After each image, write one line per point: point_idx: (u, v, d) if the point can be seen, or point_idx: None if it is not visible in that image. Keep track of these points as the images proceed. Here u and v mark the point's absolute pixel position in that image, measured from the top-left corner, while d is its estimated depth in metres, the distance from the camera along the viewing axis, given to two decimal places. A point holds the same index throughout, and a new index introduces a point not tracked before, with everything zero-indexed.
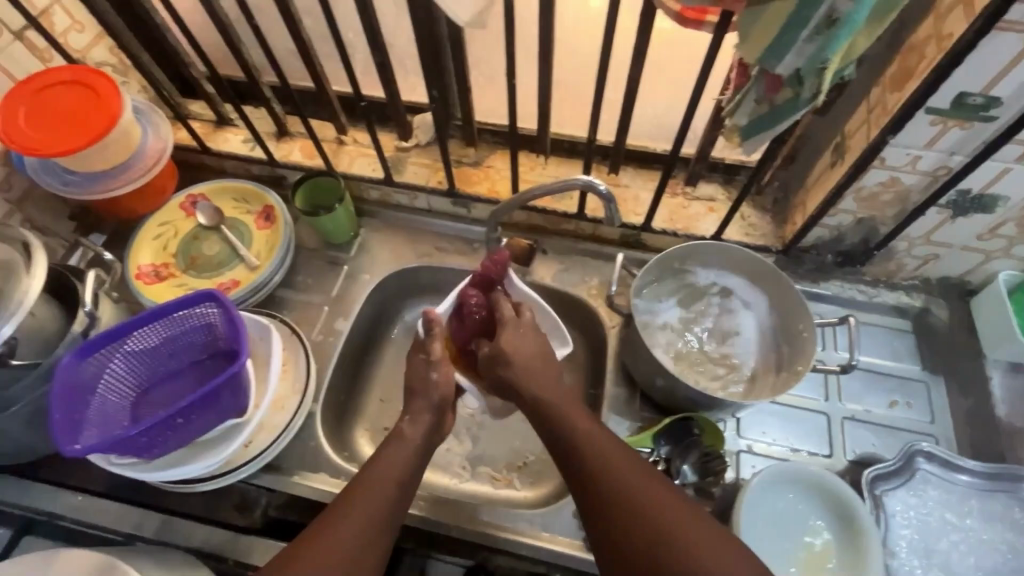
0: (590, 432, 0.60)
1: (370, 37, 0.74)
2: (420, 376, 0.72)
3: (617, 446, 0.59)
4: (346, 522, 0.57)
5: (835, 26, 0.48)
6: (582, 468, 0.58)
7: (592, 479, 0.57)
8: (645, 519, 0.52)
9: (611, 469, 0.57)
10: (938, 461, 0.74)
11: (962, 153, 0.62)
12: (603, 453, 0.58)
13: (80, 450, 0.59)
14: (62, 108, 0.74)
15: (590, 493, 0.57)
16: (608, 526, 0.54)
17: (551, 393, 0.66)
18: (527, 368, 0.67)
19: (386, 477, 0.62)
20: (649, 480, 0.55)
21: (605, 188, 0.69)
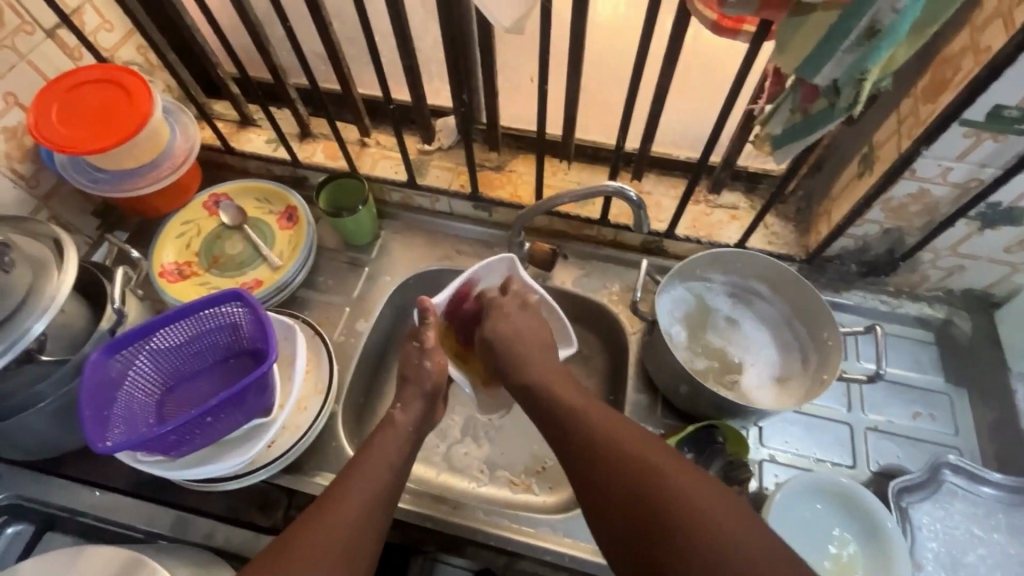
0: (580, 408, 0.62)
1: (401, 41, 0.75)
2: (414, 363, 0.73)
3: (608, 416, 0.61)
4: (344, 504, 0.59)
5: (876, 37, 0.48)
6: (574, 440, 0.60)
7: (585, 446, 0.59)
8: (634, 479, 0.53)
9: (602, 435, 0.58)
10: (964, 474, 0.73)
11: (993, 166, 0.62)
12: (591, 424, 0.60)
13: (110, 448, 0.60)
14: (94, 106, 0.75)
15: (582, 464, 0.58)
16: (604, 494, 0.55)
17: (542, 375, 0.69)
18: (512, 352, 0.72)
19: (380, 460, 0.64)
20: (638, 442, 0.56)
21: (636, 195, 0.69)
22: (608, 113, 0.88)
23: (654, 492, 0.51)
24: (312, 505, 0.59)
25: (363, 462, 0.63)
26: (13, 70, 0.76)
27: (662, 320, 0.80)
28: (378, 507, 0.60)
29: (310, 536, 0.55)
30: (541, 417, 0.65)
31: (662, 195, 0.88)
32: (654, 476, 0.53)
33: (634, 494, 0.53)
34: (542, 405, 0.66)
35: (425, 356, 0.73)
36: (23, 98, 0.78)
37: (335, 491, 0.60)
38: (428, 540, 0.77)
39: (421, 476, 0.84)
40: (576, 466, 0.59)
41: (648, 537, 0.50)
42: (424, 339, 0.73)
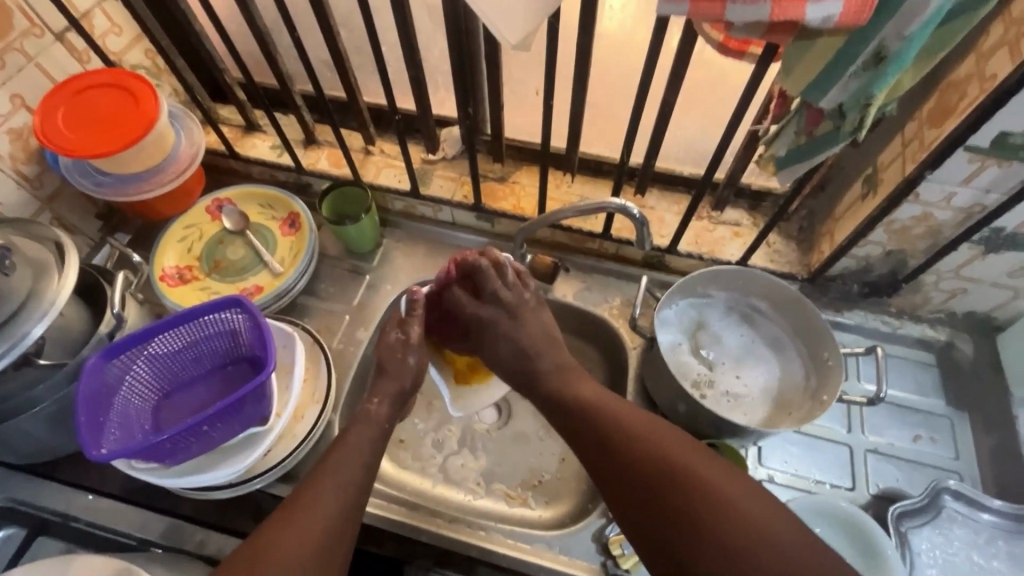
0: (597, 403, 0.64)
1: (408, 53, 0.75)
2: (396, 358, 0.72)
3: (623, 409, 0.63)
4: (314, 506, 0.58)
5: (882, 64, 0.48)
6: (595, 433, 0.62)
7: (607, 440, 0.60)
8: (661, 468, 0.56)
9: (624, 428, 0.61)
10: (965, 500, 0.73)
11: (998, 192, 0.62)
12: (612, 416, 0.62)
13: (106, 455, 0.59)
14: (101, 110, 0.75)
15: (604, 458, 0.60)
16: (628, 484, 0.57)
17: (553, 379, 0.69)
18: (522, 369, 0.71)
19: (350, 457, 0.63)
20: (660, 434, 0.59)
21: (638, 212, 0.69)
22: (614, 127, 0.89)
23: (685, 479, 0.54)
24: (282, 506, 0.58)
25: (332, 459, 0.62)
26: (21, 72, 0.76)
27: (663, 341, 0.80)
28: (349, 507, 0.60)
29: (282, 542, 0.55)
30: (556, 415, 0.67)
31: (665, 210, 0.88)
32: (682, 465, 0.55)
33: (663, 481, 0.55)
34: (557, 402, 0.67)
35: (410, 352, 0.72)
36: (29, 100, 0.78)
37: (305, 491, 0.59)
38: (422, 554, 0.76)
39: (417, 487, 0.84)
40: (597, 458, 0.61)
41: (679, 523, 0.52)
42: (410, 333, 0.72)
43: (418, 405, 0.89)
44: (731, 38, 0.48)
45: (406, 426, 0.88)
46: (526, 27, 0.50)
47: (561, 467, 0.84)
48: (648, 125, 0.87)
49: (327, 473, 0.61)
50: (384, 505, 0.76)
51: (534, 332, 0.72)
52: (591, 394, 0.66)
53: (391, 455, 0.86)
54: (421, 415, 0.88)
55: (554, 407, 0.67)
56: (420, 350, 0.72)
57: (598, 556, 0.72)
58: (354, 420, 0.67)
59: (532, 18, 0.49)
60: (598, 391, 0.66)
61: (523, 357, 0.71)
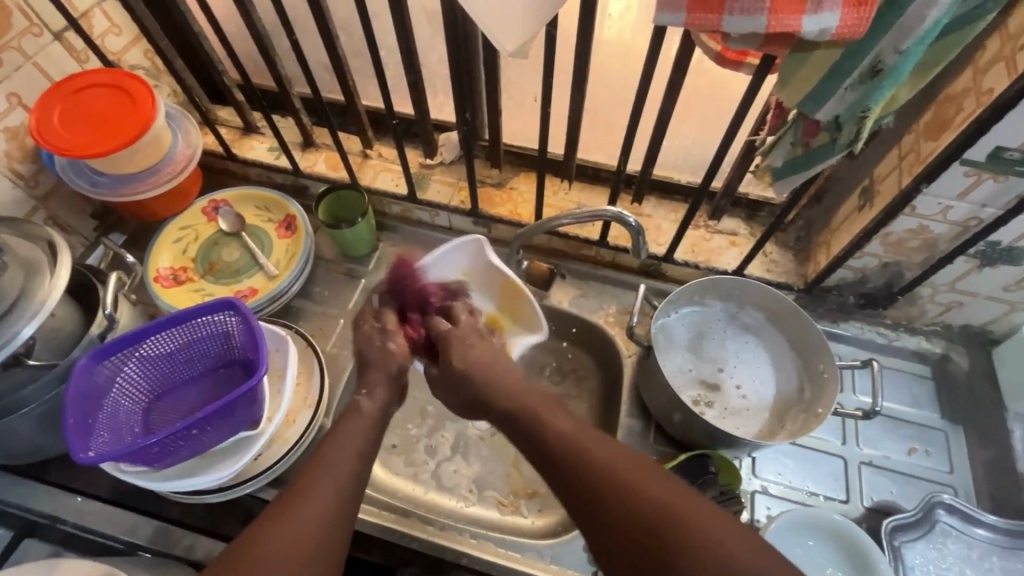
0: (577, 438, 0.56)
1: (407, 58, 0.75)
2: (376, 346, 0.68)
3: (606, 446, 0.55)
4: (305, 501, 0.56)
5: (878, 77, 0.48)
6: (575, 472, 0.54)
7: (589, 484, 0.53)
8: (656, 526, 0.48)
9: (609, 473, 0.52)
10: (959, 514, 0.72)
11: (994, 206, 0.62)
12: (592, 457, 0.54)
13: (93, 459, 0.59)
14: (98, 111, 0.75)
15: (585, 502, 0.53)
16: (613, 534, 0.50)
17: (526, 403, 0.61)
18: (488, 388, 0.63)
19: (342, 454, 0.61)
20: (651, 480, 0.51)
21: (634, 220, 0.69)
22: (612, 135, 0.88)
23: (681, 538, 0.47)
24: (273, 501, 0.57)
25: (323, 454, 0.61)
26: (18, 70, 0.76)
27: (661, 359, 0.80)
28: (341, 506, 0.58)
29: (269, 537, 0.54)
30: (527, 444, 0.59)
31: (661, 218, 0.88)
32: (678, 520, 0.48)
33: (658, 541, 0.48)
34: (531, 431, 0.59)
35: (387, 337, 0.69)
36: (27, 99, 0.78)
37: (298, 486, 0.58)
38: (413, 562, 0.75)
39: (409, 493, 0.83)
40: (577, 502, 0.54)
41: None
42: (383, 319, 0.70)
43: (412, 410, 0.89)
44: (728, 49, 0.48)
45: (399, 432, 0.87)
46: (523, 34, 0.49)
47: None
48: (646, 133, 0.87)
49: (320, 468, 0.59)
50: (375, 511, 0.76)
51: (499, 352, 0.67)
52: (567, 425, 0.57)
53: (384, 461, 0.85)
54: (414, 420, 0.88)
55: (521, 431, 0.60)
56: (397, 334, 0.69)
57: (590, 566, 0.72)
58: (343, 417, 0.65)
59: (530, 26, 0.49)
60: (576, 422, 0.58)
61: (492, 373, 0.64)
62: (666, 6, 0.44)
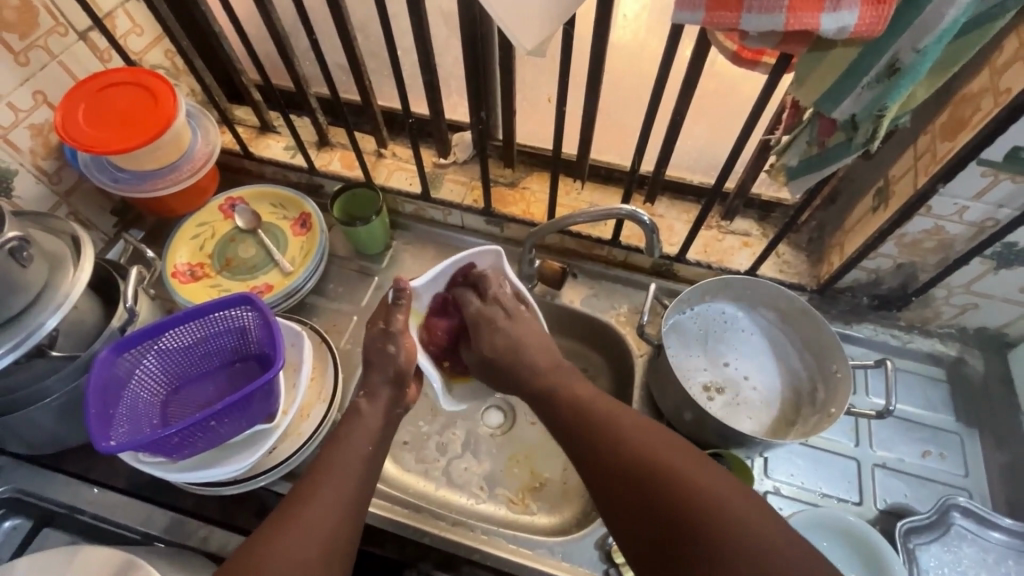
0: (594, 408, 0.63)
1: (423, 58, 0.76)
2: (377, 347, 0.69)
3: (620, 416, 0.61)
4: (314, 509, 0.57)
5: (896, 76, 0.48)
6: (593, 437, 0.60)
7: (605, 447, 0.58)
8: (660, 479, 0.53)
9: (621, 437, 0.58)
10: (974, 517, 0.72)
11: (1010, 207, 0.62)
12: (607, 426, 0.60)
13: (114, 447, 0.60)
14: (122, 108, 0.77)
15: (600, 464, 0.58)
16: (621, 485, 0.56)
17: (546, 380, 0.68)
18: (513, 365, 0.71)
19: (349, 461, 0.62)
20: (658, 444, 0.57)
21: (648, 218, 0.69)
22: (625, 135, 0.89)
23: (685, 489, 0.52)
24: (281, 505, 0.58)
25: (329, 462, 0.62)
26: (45, 69, 0.78)
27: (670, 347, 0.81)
28: (350, 513, 0.59)
29: (278, 541, 0.54)
30: (551, 417, 0.65)
31: (674, 219, 0.88)
32: (681, 473, 0.53)
33: (659, 489, 0.53)
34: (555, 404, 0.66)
35: (389, 339, 0.69)
36: (52, 97, 0.80)
37: (306, 489, 0.59)
38: (424, 557, 0.75)
39: (420, 490, 0.84)
40: (594, 466, 0.59)
41: (679, 535, 0.50)
42: (390, 321, 0.70)
43: (423, 407, 0.89)
44: (745, 47, 0.49)
45: (410, 428, 0.88)
46: (541, 32, 0.50)
47: (564, 473, 0.84)
48: (659, 134, 0.87)
49: (327, 471, 0.61)
50: (388, 506, 0.76)
51: (520, 329, 0.73)
52: (586, 399, 0.64)
53: (395, 458, 0.86)
54: (425, 418, 0.88)
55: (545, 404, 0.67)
56: (400, 337, 0.69)
57: (601, 564, 0.72)
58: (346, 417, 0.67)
59: (549, 24, 0.50)
60: (593, 393, 0.65)
61: (513, 351, 0.71)
62: (685, 4, 0.44)
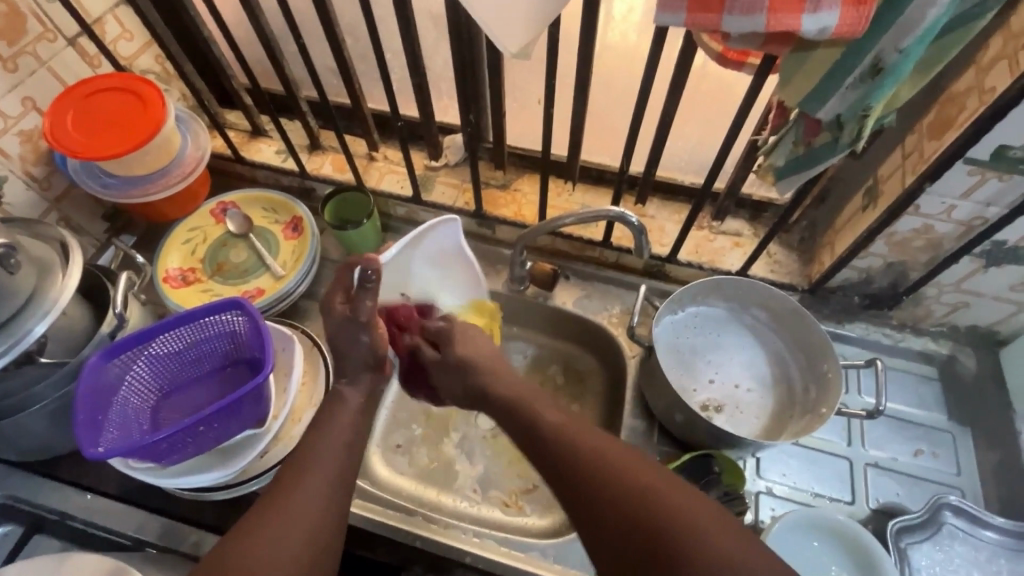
0: (564, 426, 0.60)
1: (412, 61, 0.75)
2: (349, 339, 0.67)
3: (593, 437, 0.57)
4: (296, 496, 0.57)
5: (879, 75, 0.48)
6: (562, 462, 0.57)
7: (581, 477, 0.54)
8: (630, 500, 0.51)
9: (591, 457, 0.55)
10: (966, 516, 0.72)
11: (999, 205, 0.62)
12: (582, 451, 0.56)
13: (103, 454, 0.60)
14: (110, 114, 0.77)
15: (575, 497, 0.54)
16: (601, 515, 0.52)
17: (516, 396, 0.66)
18: (478, 378, 0.70)
19: (331, 447, 0.62)
20: (640, 474, 0.52)
21: (636, 220, 0.69)
22: (615, 137, 0.89)
23: (658, 512, 0.49)
24: (266, 494, 0.58)
25: (312, 455, 0.60)
26: (33, 75, 0.78)
27: (665, 366, 0.79)
28: (333, 504, 0.58)
29: (257, 531, 0.54)
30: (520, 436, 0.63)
31: (665, 220, 0.88)
32: (654, 499, 0.50)
33: (640, 516, 0.49)
34: (536, 435, 0.61)
35: (360, 330, 0.67)
36: (41, 103, 0.80)
37: (288, 475, 0.59)
38: (416, 560, 0.75)
39: (413, 492, 0.84)
40: (568, 500, 0.55)
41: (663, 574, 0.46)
42: (359, 309, 0.66)
43: (416, 410, 0.89)
44: (728, 49, 0.49)
45: (404, 431, 0.88)
46: (526, 36, 0.50)
47: None
48: (649, 135, 0.87)
49: (310, 457, 0.60)
50: (380, 509, 0.76)
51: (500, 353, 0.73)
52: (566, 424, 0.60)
53: (390, 461, 0.86)
54: (417, 421, 0.89)
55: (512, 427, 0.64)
56: (372, 328, 0.67)
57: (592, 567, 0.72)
58: (329, 408, 0.66)
59: (533, 29, 0.50)
60: (574, 421, 0.60)
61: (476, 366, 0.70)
62: (667, 6, 0.44)
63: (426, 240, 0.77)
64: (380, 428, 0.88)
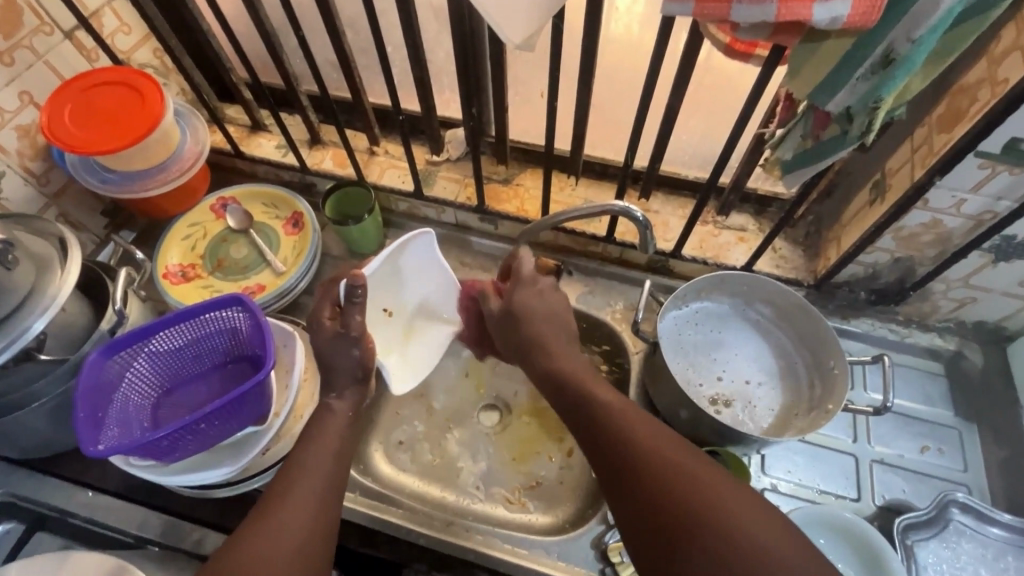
0: (601, 394, 0.61)
1: (414, 55, 0.74)
2: (342, 351, 0.66)
3: (626, 409, 0.58)
4: (287, 508, 0.56)
5: (891, 66, 0.47)
6: (596, 430, 0.58)
7: (615, 446, 0.55)
8: (655, 475, 0.51)
9: (623, 429, 0.56)
10: (973, 513, 0.71)
11: (1009, 199, 0.61)
12: (616, 421, 0.57)
13: (105, 451, 0.59)
14: (107, 109, 0.76)
15: (605, 463, 0.56)
16: (627, 486, 0.53)
17: (566, 356, 0.66)
18: (542, 330, 0.68)
19: (320, 458, 0.61)
20: (671, 452, 0.53)
21: (642, 214, 0.68)
22: (620, 131, 0.88)
23: (681, 490, 0.49)
24: (255, 508, 0.57)
25: (300, 466, 0.60)
26: (30, 69, 0.77)
27: (669, 363, 0.78)
28: (325, 514, 0.58)
29: (249, 544, 0.53)
30: (561, 397, 0.64)
31: (669, 215, 0.87)
32: (678, 477, 0.50)
33: (665, 491, 0.50)
34: (575, 402, 0.61)
35: (351, 344, 0.66)
36: (38, 97, 0.79)
37: (278, 488, 0.59)
38: (419, 558, 0.75)
39: (415, 489, 0.83)
40: (600, 467, 0.56)
41: (681, 552, 0.47)
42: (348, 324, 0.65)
43: (418, 406, 0.89)
44: (737, 39, 0.48)
45: (406, 428, 0.88)
46: (530, 26, 0.49)
47: (561, 472, 0.83)
48: (653, 129, 0.86)
49: (299, 469, 0.60)
50: (382, 506, 0.75)
51: (558, 302, 0.71)
52: (605, 392, 0.61)
53: (392, 458, 0.86)
54: (419, 418, 0.88)
55: (554, 389, 0.65)
56: (363, 341, 0.66)
57: (596, 564, 0.71)
58: (316, 417, 0.66)
59: (536, 18, 0.49)
60: (614, 393, 0.61)
61: (546, 319, 0.69)
62: None
63: (403, 257, 0.78)
64: (382, 425, 0.88)
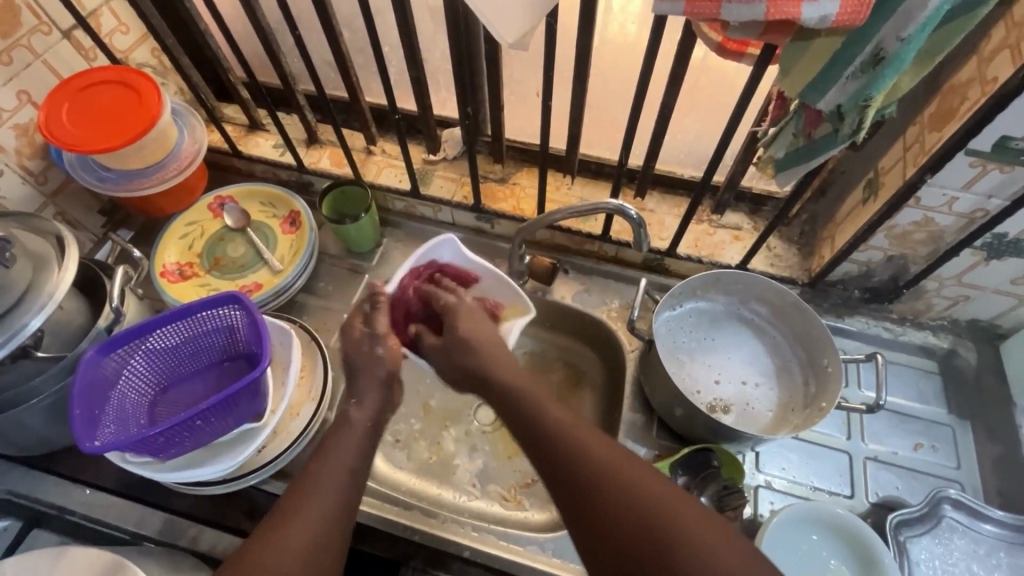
0: (553, 412, 0.57)
1: (410, 54, 0.75)
2: (360, 349, 0.69)
3: (582, 428, 0.55)
4: (294, 528, 0.53)
5: (880, 65, 0.47)
6: (548, 449, 0.54)
7: (573, 468, 0.52)
8: (615, 500, 0.49)
9: (577, 450, 0.53)
10: (965, 510, 0.71)
11: (1000, 197, 0.62)
12: (570, 440, 0.54)
13: (101, 447, 0.60)
14: (105, 108, 0.76)
15: (560, 485, 0.52)
16: (585, 510, 0.50)
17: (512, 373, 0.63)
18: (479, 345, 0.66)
19: (336, 471, 0.58)
20: (636, 471, 0.50)
21: (636, 213, 0.69)
22: (615, 130, 0.89)
23: (643, 516, 0.47)
24: (262, 526, 0.55)
25: (311, 483, 0.57)
26: (28, 68, 0.77)
27: (664, 361, 0.79)
28: (332, 533, 0.55)
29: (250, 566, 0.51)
30: (510, 411, 0.60)
31: (665, 213, 0.88)
32: (641, 502, 0.48)
33: (626, 517, 0.47)
34: (532, 416, 0.58)
35: (375, 342, 0.68)
36: (36, 96, 0.79)
37: (289, 504, 0.56)
38: (415, 554, 0.76)
39: (411, 486, 0.84)
40: (554, 487, 0.53)
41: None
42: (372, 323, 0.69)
43: (414, 404, 0.89)
44: (728, 38, 0.48)
45: (403, 427, 0.88)
46: (524, 23, 0.49)
47: None
48: (647, 129, 0.86)
49: (311, 485, 0.57)
50: (379, 503, 0.76)
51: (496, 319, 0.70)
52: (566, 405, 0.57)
53: (388, 456, 0.86)
54: (416, 415, 0.89)
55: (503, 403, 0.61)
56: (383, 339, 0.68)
57: None
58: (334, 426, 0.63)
59: (530, 16, 0.49)
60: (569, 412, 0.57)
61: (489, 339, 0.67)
62: None
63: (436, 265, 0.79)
64: None
